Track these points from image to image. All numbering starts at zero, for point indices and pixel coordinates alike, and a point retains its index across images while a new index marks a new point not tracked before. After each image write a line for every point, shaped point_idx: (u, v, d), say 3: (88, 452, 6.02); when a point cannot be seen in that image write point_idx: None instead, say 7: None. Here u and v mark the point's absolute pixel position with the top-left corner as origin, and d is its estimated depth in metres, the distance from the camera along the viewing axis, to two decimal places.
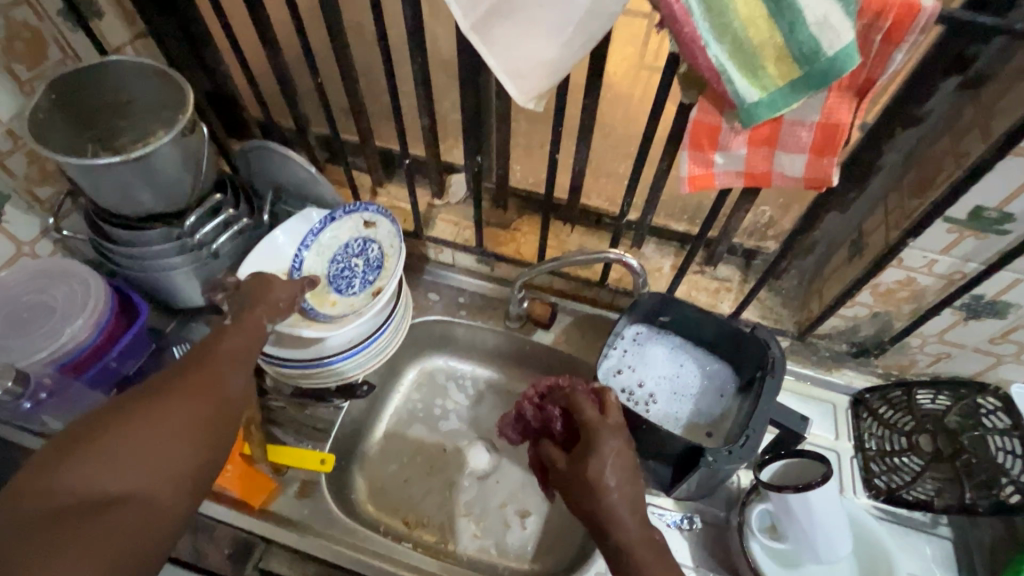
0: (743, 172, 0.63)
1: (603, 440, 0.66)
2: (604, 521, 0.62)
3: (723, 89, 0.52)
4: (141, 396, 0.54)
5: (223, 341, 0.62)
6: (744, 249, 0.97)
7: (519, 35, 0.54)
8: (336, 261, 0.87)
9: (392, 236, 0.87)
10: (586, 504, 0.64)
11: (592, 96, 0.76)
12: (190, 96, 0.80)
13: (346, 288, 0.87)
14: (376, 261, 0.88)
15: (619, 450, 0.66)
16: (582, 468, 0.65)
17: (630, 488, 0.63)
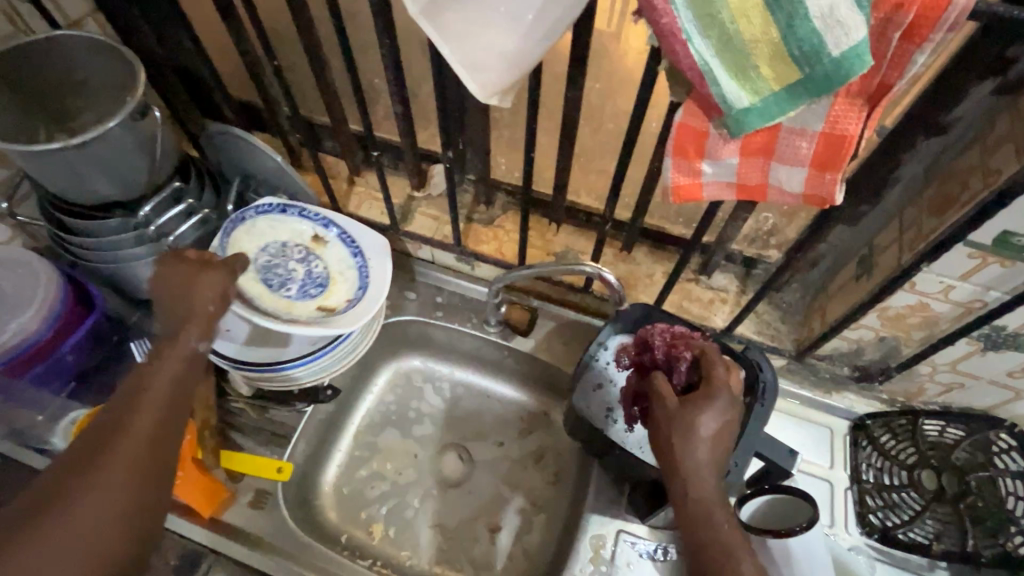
0: (735, 183, 0.55)
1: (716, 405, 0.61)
2: (690, 480, 0.60)
3: (708, 92, 0.45)
4: (69, 470, 0.51)
5: (145, 390, 0.55)
6: (743, 257, 0.89)
7: (475, 22, 0.47)
8: (271, 259, 0.80)
9: (344, 263, 0.81)
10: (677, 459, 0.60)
11: (576, 88, 0.68)
12: (141, 76, 0.74)
13: (276, 287, 0.78)
14: (319, 278, 0.80)
15: (725, 415, 0.61)
16: (690, 425, 0.60)
17: (719, 457, 0.60)
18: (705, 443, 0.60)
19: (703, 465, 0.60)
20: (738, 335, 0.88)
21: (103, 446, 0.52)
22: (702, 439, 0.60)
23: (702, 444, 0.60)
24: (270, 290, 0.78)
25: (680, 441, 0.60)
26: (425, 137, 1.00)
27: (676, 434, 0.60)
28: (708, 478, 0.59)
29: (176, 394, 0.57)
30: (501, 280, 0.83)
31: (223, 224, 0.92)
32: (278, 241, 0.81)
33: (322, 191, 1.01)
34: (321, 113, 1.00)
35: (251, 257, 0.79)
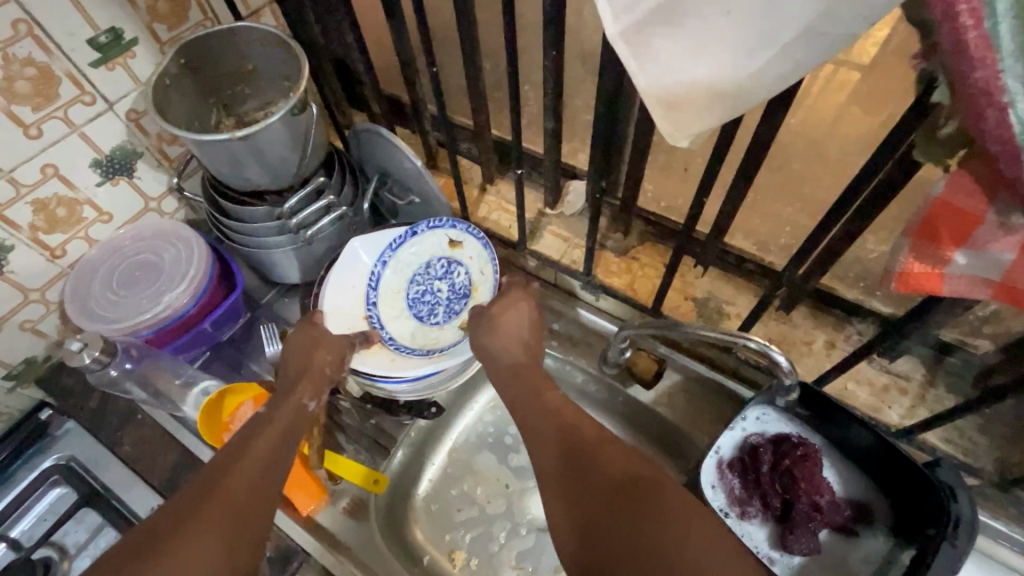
0: (997, 282, 0.41)
1: (514, 319, 0.74)
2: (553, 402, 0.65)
3: (1016, 175, 0.32)
4: (190, 505, 0.56)
5: (256, 444, 0.62)
6: (940, 342, 0.72)
7: (692, 54, 0.38)
8: (416, 283, 0.84)
9: (482, 261, 0.84)
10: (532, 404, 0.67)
11: (771, 126, 0.57)
12: (305, 72, 0.75)
13: (428, 315, 0.84)
14: (461, 290, 0.85)
15: (520, 317, 0.74)
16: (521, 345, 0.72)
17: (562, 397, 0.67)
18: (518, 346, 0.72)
19: (551, 393, 0.67)
20: (918, 439, 0.71)
21: (222, 486, 0.57)
22: (507, 336, 0.72)
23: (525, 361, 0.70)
24: (420, 321, 0.84)
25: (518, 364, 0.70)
26: (568, 151, 0.92)
27: (512, 357, 0.71)
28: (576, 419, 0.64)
29: (281, 448, 0.63)
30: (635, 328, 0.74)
31: (356, 221, 0.92)
32: (418, 262, 0.85)
33: (453, 196, 0.98)
34: (464, 116, 0.97)
35: (401, 289, 0.84)
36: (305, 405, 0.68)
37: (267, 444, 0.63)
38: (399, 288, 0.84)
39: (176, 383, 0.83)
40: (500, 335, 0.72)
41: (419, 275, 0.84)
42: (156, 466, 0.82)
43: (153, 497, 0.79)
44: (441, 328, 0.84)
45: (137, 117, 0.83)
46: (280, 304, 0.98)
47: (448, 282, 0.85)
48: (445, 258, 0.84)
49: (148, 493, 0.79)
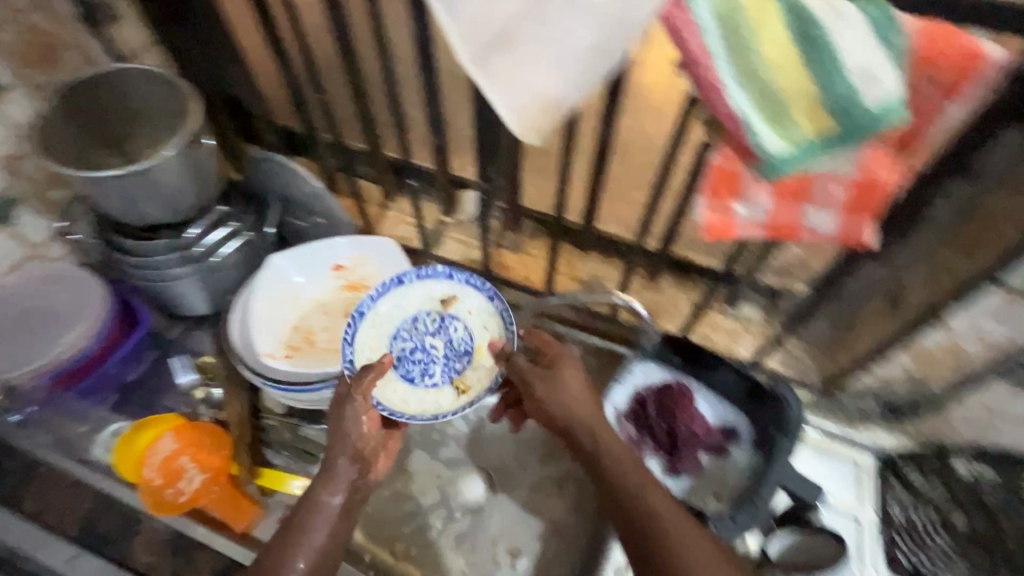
0: (769, 225, 0.56)
1: (569, 375, 0.71)
2: (574, 432, 0.68)
3: (745, 141, 0.46)
4: None
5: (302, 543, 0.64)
6: (770, 289, 0.90)
7: (522, 70, 0.50)
8: (404, 341, 0.81)
9: (484, 315, 0.83)
10: (581, 441, 0.67)
11: (608, 125, 0.71)
12: (197, 107, 0.79)
13: (421, 377, 0.80)
14: (461, 347, 0.83)
15: (573, 369, 0.72)
16: (553, 384, 0.70)
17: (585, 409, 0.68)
18: (579, 397, 0.69)
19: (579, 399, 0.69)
20: (762, 367, 0.88)
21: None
22: (569, 390, 0.70)
23: (574, 403, 0.69)
24: (410, 384, 0.80)
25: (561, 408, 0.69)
26: None
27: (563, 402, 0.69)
28: (610, 444, 0.66)
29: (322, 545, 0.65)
30: (532, 307, 0.86)
31: (262, 245, 0.95)
32: (399, 317, 0.82)
33: (357, 215, 1.05)
34: (358, 140, 1.05)
35: (382, 347, 0.81)
36: (331, 504, 0.67)
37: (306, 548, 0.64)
38: (381, 343, 0.81)
39: (81, 430, 0.86)
40: (557, 386, 0.70)
41: (403, 330, 0.82)
42: (67, 517, 0.79)
43: (63, 550, 0.76)
44: (439, 390, 0.81)
45: (12, 161, 0.81)
46: (189, 338, 0.97)
47: (442, 340, 0.82)
48: (438, 314, 0.83)
49: (57, 547, 0.76)
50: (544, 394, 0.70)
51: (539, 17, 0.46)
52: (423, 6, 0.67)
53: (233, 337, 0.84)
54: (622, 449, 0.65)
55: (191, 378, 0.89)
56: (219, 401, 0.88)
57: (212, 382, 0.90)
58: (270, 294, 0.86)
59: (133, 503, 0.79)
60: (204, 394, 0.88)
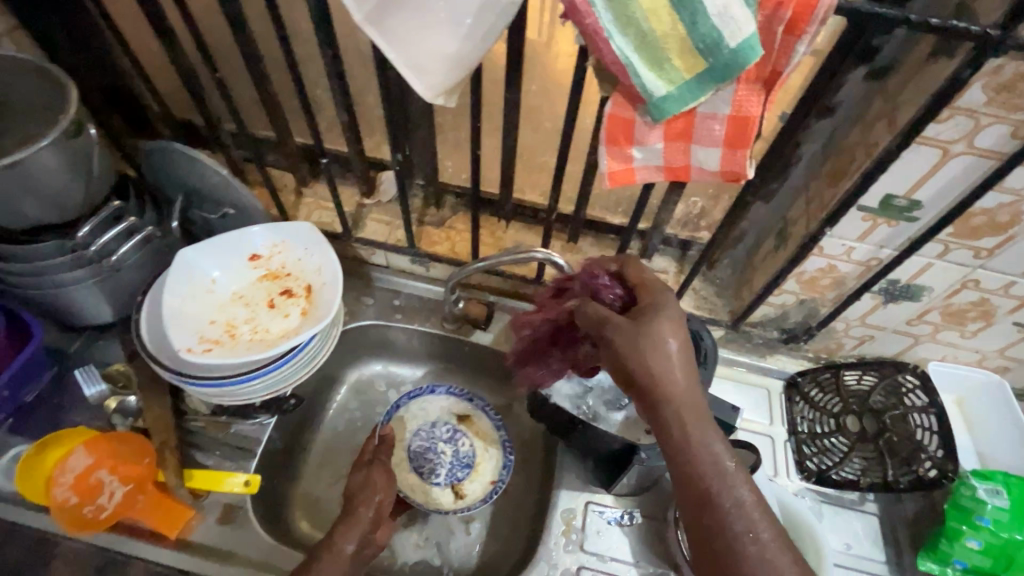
0: (664, 167, 0.61)
1: (670, 339, 0.59)
2: (649, 379, 0.58)
3: (631, 84, 0.51)
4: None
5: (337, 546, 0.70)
6: (678, 240, 0.96)
7: (417, 28, 0.51)
8: (422, 440, 0.93)
9: (490, 435, 0.94)
10: (647, 386, 0.59)
11: (514, 89, 0.73)
12: (73, 94, 0.73)
13: (428, 475, 0.91)
14: (465, 459, 0.93)
15: (671, 328, 0.60)
16: (650, 335, 0.59)
17: (682, 367, 0.58)
18: (679, 364, 0.58)
19: (663, 346, 0.58)
20: None
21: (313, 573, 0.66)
22: (653, 347, 0.58)
23: (664, 364, 0.58)
24: (420, 478, 0.90)
25: (641, 355, 0.58)
26: (371, 145, 1.01)
27: (647, 355, 0.58)
28: (694, 398, 0.58)
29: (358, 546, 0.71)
30: (458, 275, 0.86)
31: (168, 242, 0.89)
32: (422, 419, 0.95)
33: (270, 204, 1.01)
34: (263, 127, 1.00)
35: (404, 439, 0.93)
36: (343, 550, 0.69)
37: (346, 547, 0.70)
38: (404, 437, 0.93)
39: None
40: (639, 335, 0.59)
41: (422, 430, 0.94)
42: None
43: None
44: (440, 491, 0.90)
45: None
46: (96, 349, 0.91)
47: (453, 449, 0.93)
48: (453, 425, 0.95)
49: None
50: (648, 363, 0.57)
51: None
52: None
53: (146, 337, 0.80)
54: (693, 396, 0.58)
55: (101, 390, 0.82)
56: (138, 409, 0.81)
57: (126, 391, 0.83)
58: (182, 288, 0.82)
59: (48, 526, 0.74)
60: (118, 404, 0.81)
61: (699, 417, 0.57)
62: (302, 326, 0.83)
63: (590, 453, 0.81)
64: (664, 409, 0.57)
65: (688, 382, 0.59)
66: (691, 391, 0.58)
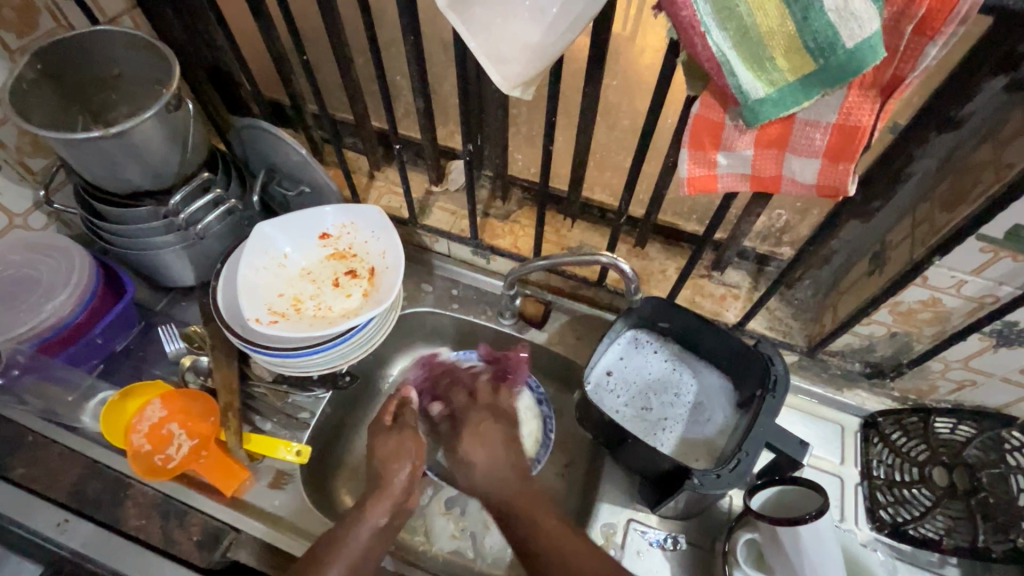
0: (751, 176, 0.56)
1: (489, 429, 0.79)
2: (485, 487, 0.74)
3: (725, 83, 0.46)
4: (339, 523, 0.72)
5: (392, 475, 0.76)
6: (755, 254, 0.90)
7: (503, 16, 0.49)
8: None
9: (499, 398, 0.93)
10: (494, 504, 0.73)
11: (595, 84, 0.70)
12: (175, 70, 0.77)
13: None
14: None
15: (493, 427, 0.80)
16: (469, 443, 0.78)
17: (497, 454, 0.76)
18: (493, 461, 0.76)
19: (542, 516, 0.70)
20: (750, 330, 0.88)
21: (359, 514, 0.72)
22: (488, 451, 0.77)
23: (478, 460, 0.76)
24: None
25: (475, 469, 0.76)
26: (444, 133, 1.01)
27: (474, 462, 0.76)
28: (521, 495, 0.72)
29: (410, 478, 0.76)
30: (517, 271, 0.84)
31: (248, 214, 0.94)
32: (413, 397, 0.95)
33: (343, 185, 1.04)
34: (344, 111, 1.03)
35: None
36: (375, 524, 0.72)
37: (399, 476, 0.76)
38: None
39: (67, 399, 0.83)
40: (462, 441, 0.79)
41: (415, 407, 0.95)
42: (56, 484, 0.80)
43: (58, 513, 0.78)
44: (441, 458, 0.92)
45: None
46: (178, 309, 0.97)
47: None
48: None
49: (52, 510, 0.78)
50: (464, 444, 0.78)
51: None
52: None
53: (221, 304, 0.84)
54: (520, 496, 0.72)
55: (178, 348, 0.89)
56: (208, 369, 0.87)
57: (200, 351, 0.89)
58: (257, 261, 0.86)
59: (124, 469, 0.80)
60: (191, 362, 0.87)
61: (526, 502, 0.71)
62: (362, 307, 0.85)
63: (639, 467, 0.77)
64: (500, 502, 0.72)
65: (515, 477, 0.74)
66: (522, 492, 0.72)
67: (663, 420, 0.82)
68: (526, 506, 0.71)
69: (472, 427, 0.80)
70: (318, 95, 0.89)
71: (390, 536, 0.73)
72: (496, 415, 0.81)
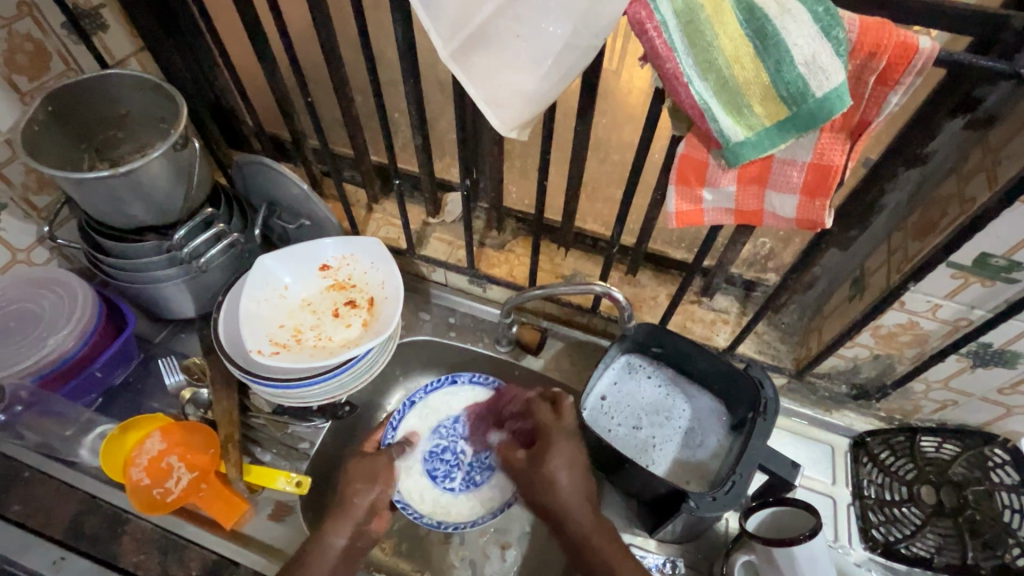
0: (734, 210, 0.60)
1: (569, 453, 0.75)
2: (559, 516, 0.74)
3: (708, 128, 0.50)
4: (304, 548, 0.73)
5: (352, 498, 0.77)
6: (743, 280, 0.93)
7: (499, 66, 0.53)
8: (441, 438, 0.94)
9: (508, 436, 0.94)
10: (560, 524, 0.74)
11: (586, 123, 0.74)
12: (183, 110, 0.80)
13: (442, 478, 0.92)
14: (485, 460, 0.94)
15: (572, 452, 0.76)
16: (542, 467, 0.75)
17: (573, 487, 0.74)
18: (572, 485, 0.74)
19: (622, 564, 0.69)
20: (739, 354, 0.91)
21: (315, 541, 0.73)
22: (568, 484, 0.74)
23: (562, 484, 0.74)
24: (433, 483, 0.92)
25: (550, 496, 0.74)
26: (441, 167, 1.05)
27: (550, 495, 0.74)
28: (594, 525, 0.72)
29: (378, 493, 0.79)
30: (514, 300, 0.87)
31: (249, 247, 0.96)
32: (445, 415, 0.96)
33: (342, 218, 1.06)
34: (343, 146, 1.06)
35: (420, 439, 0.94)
36: (334, 544, 0.73)
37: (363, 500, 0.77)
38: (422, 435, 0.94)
39: (66, 433, 0.84)
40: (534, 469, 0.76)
41: (442, 428, 0.95)
42: (53, 520, 0.79)
43: (54, 550, 0.77)
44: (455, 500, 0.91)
45: None
46: (178, 341, 0.98)
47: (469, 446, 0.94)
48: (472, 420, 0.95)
49: (49, 548, 0.77)
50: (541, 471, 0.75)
51: (514, 13, 0.49)
52: (406, 9, 0.69)
53: (222, 336, 0.86)
54: (594, 529, 0.72)
55: (178, 380, 0.89)
56: (209, 402, 0.87)
57: (199, 382, 0.89)
58: (257, 293, 0.88)
59: (122, 504, 0.80)
60: (191, 394, 0.88)
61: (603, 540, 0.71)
62: (362, 337, 0.87)
63: (636, 492, 0.78)
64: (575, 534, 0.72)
65: (587, 509, 0.73)
66: (601, 528, 0.72)
67: (658, 444, 0.84)
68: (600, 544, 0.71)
69: (551, 445, 0.76)
70: (320, 132, 0.93)
71: (354, 558, 0.75)
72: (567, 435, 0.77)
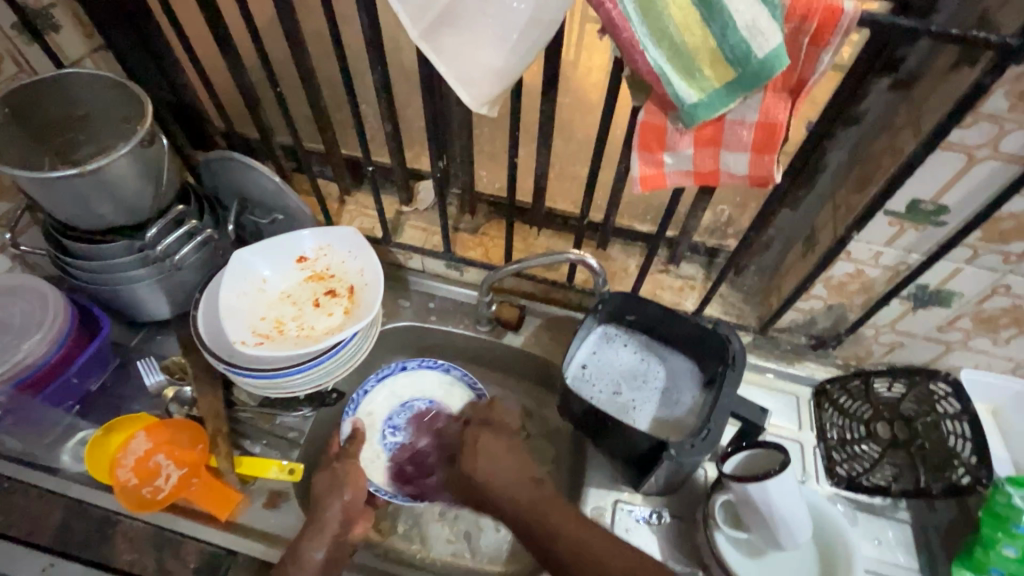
0: (693, 172, 0.65)
1: (487, 441, 0.76)
2: (500, 507, 0.71)
3: (665, 92, 0.55)
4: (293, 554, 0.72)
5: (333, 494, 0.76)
6: (705, 247, 0.99)
7: (467, 44, 0.56)
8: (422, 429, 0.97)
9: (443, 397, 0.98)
10: (507, 507, 0.70)
11: (549, 101, 0.77)
12: (147, 107, 0.80)
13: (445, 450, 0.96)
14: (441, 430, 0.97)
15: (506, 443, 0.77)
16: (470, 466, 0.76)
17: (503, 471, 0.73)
18: (504, 458, 0.75)
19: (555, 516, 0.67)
20: (707, 316, 0.97)
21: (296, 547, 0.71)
22: (498, 461, 0.74)
23: (488, 473, 0.73)
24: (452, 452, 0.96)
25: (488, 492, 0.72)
26: (411, 156, 1.07)
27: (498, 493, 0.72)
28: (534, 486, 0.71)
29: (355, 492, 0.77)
30: (491, 278, 0.89)
31: (222, 243, 0.96)
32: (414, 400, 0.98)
33: (316, 211, 1.07)
34: (312, 140, 1.07)
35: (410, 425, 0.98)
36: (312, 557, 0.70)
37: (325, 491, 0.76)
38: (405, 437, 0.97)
39: (44, 441, 0.83)
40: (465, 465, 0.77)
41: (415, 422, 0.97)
42: (38, 529, 0.78)
43: (42, 558, 0.76)
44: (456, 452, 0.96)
45: None
46: (154, 343, 0.97)
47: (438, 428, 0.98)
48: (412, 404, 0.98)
49: (36, 556, 0.76)
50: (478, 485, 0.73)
51: None
52: None
53: (203, 331, 0.86)
54: (534, 492, 0.70)
55: (159, 380, 0.88)
56: (193, 399, 0.86)
57: (182, 380, 0.89)
58: (237, 286, 0.88)
59: (110, 507, 0.79)
60: (174, 393, 0.87)
61: (535, 498, 0.69)
62: (344, 324, 0.88)
63: (621, 451, 0.82)
64: (529, 500, 0.69)
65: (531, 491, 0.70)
66: (534, 497, 0.69)
67: (638, 406, 0.88)
68: (532, 509, 0.68)
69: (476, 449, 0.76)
70: (290, 127, 0.93)
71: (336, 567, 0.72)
72: (497, 431, 0.79)
